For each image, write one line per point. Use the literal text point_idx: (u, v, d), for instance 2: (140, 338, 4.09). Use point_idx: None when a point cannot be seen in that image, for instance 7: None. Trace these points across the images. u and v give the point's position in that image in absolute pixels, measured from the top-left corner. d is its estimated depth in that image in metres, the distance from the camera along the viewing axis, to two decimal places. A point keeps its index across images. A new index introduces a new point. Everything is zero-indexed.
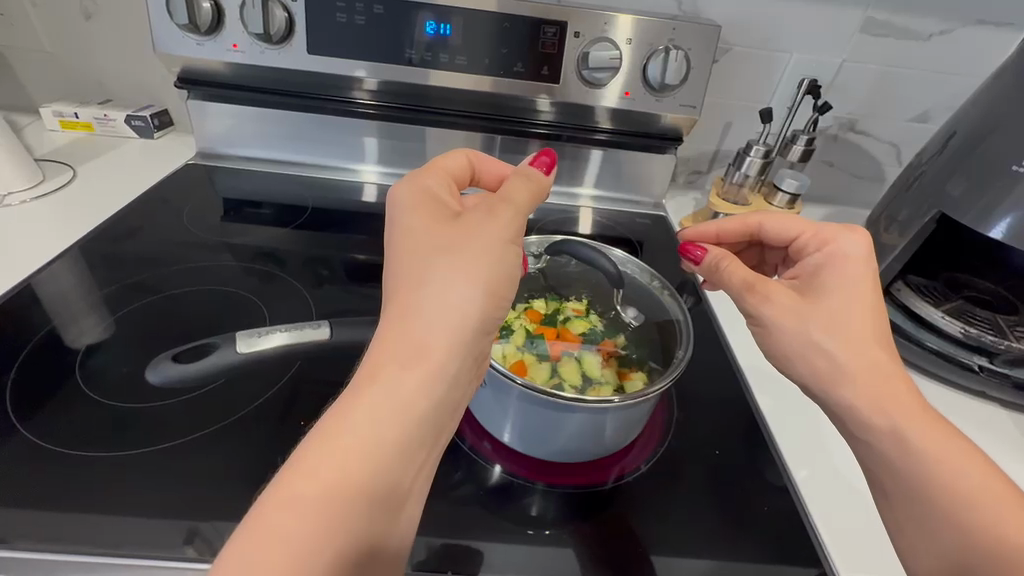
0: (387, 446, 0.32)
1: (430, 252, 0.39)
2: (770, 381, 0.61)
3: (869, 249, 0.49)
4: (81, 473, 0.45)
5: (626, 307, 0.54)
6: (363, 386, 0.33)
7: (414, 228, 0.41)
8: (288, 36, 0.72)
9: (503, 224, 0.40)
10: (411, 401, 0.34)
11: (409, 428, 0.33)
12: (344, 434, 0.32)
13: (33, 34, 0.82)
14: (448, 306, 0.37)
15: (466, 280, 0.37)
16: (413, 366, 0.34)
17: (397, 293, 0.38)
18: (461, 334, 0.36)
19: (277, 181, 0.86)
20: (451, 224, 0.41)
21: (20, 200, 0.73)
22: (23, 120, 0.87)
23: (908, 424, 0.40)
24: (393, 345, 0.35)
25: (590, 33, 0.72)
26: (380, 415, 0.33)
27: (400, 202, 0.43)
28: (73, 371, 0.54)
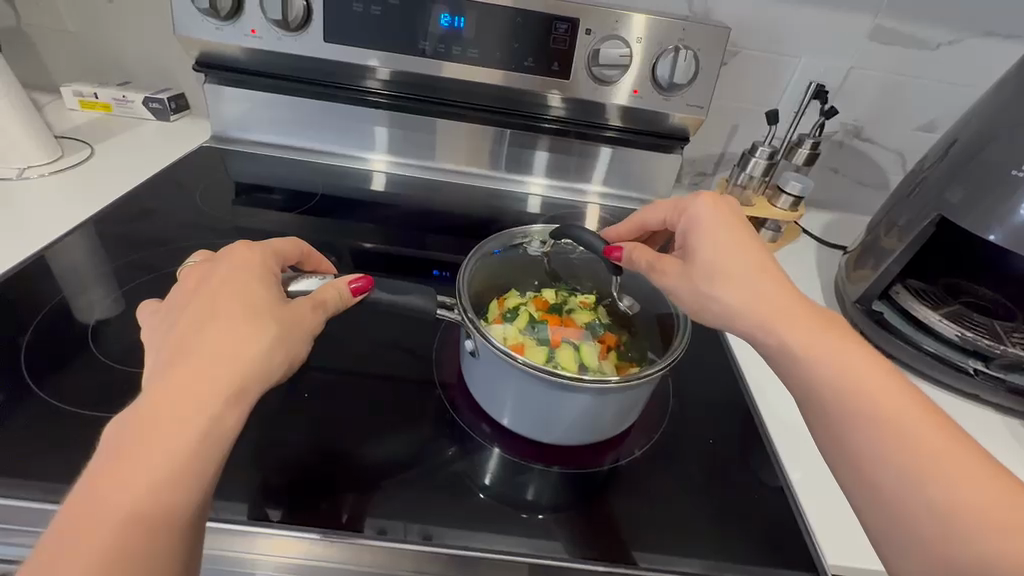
0: (154, 489, 0.31)
1: (220, 307, 0.38)
2: (765, 381, 0.62)
3: (701, 208, 0.48)
4: (89, 440, 0.47)
5: (622, 296, 0.55)
6: (129, 434, 0.32)
7: (206, 284, 0.40)
8: (306, 23, 0.73)
9: (306, 306, 0.42)
10: (181, 440, 0.32)
11: (183, 470, 0.32)
12: (108, 487, 0.31)
13: (58, 15, 0.84)
14: (232, 350, 0.36)
15: (255, 324, 0.38)
16: (185, 401, 0.33)
17: (177, 339, 0.37)
18: (240, 365, 0.36)
19: (287, 167, 0.87)
20: (253, 282, 0.41)
21: (38, 174, 0.74)
22: (43, 99, 0.89)
23: (880, 406, 0.37)
24: (172, 383, 0.34)
25: (601, 30, 0.73)
26: (147, 460, 0.31)
27: (199, 267, 0.42)
28: (88, 342, 0.56)
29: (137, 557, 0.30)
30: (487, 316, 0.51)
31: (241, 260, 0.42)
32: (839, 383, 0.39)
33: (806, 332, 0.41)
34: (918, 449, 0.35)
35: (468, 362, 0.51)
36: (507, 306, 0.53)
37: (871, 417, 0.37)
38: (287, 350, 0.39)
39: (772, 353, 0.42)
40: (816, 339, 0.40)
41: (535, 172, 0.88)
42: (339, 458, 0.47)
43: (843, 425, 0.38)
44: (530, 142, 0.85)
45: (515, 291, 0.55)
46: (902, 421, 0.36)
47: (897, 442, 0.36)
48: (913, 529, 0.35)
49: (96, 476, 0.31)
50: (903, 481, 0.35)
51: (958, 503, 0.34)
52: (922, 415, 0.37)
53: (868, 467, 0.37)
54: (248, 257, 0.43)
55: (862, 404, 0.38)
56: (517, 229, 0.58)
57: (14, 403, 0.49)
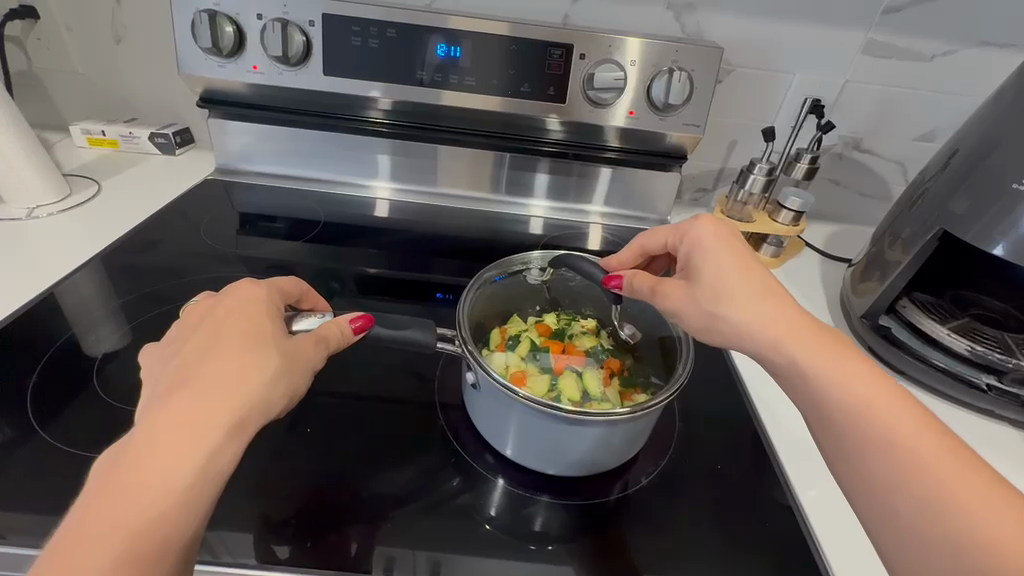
0: (144, 526, 0.31)
1: (222, 339, 0.38)
2: (772, 398, 0.61)
3: (707, 229, 0.47)
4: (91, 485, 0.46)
5: (623, 324, 0.55)
6: (120, 468, 0.32)
7: (211, 315, 0.40)
8: (306, 58, 0.75)
9: (308, 341, 0.42)
10: (174, 478, 0.32)
11: (175, 508, 0.32)
12: (96, 521, 0.30)
13: (67, 57, 0.87)
14: (229, 384, 0.36)
15: (258, 357, 0.38)
16: (180, 435, 0.33)
17: (175, 372, 0.37)
18: (237, 398, 0.36)
19: (290, 196, 0.88)
20: (257, 316, 0.41)
21: (47, 213, 0.75)
22: (53, 138, 0.91)
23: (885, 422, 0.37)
24: (168, 417, 0.34)
25: (595, 54, 0.74)
26: (140, 496, 0.31)
27: (206, 299, 0.43)
28: (93, 381, 0.56)
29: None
30: (489, 344, 0.51)
31: (246, 294, 0.42)
32: (844, 397, 0.38)
33: (810, 345, 0.40)
34: (927, 467, 0.35)
35: (469, 391, 0.51)
36: (508, 333, 0.53)
37: (882, 440, 0.36)
38: (287, 386, 0.39)
39: (782, 369, 0.41)
40: (818, 352, 0.40)
41: (535, 194, 0.89)
42: (343, 490, 0.47)
43: (851, 440, 0.37)
44: (529, 165, 0.86)
45: (517, 317, 0.55)
46: (910, 441, 0.36)
47: (903, 457, 0.35)
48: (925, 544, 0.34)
49: (88, 510, 0.31)
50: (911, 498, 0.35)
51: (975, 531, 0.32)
52: (931, 436, 0.36)
53: (882, 484, 0.36)
54: (255, 289, 0.43)
55: (871, 419, 0.37)
56: (516, 255, 0.58)
57: (21, 444, 0.49)
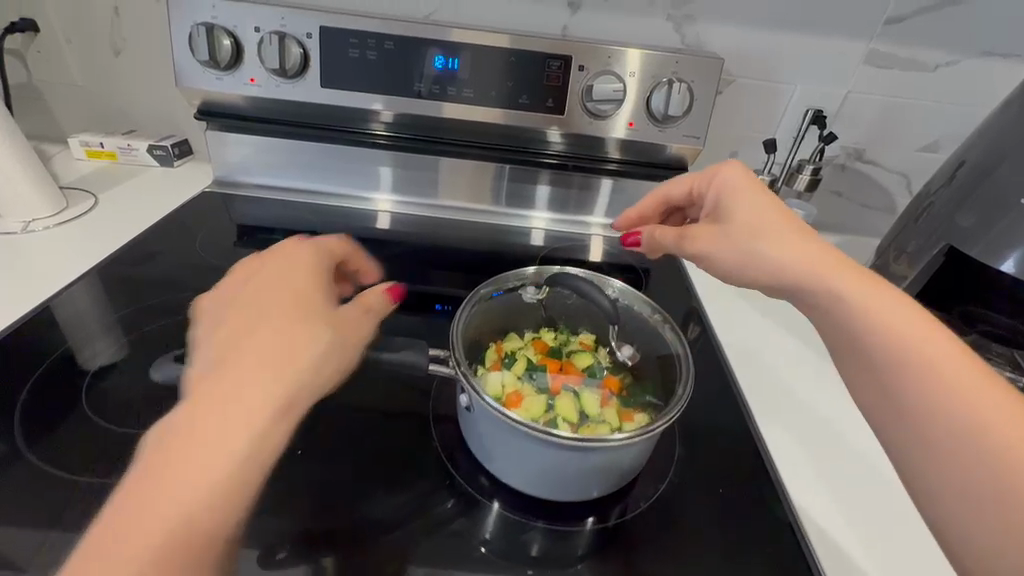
0: (210, 476, 0.33)
1: (283, 305, 0.42)
2: (772, 413, 0.60)
3: (740, 172, 0.51)
4: (77, 506, 0.45)
5: (622, 345, 0.53)
6: (196, 412, 0.35)
7: (262, 290, 0.44)
8: (303, 70, 0.74)
9: (358, 311, 0.46)
10: (243, 426, 0.35)
11: (245, 450, 0.34)
12: (166, 471, 0.33)
13: (67, 69, 0.87)
14: (291, 347, 0.39)
15: (317, 323, 0.42)
16: (253, 385, 0.36)
17: (238, 332, 0.40)
18: (300, 358, 0.39)
19: (288, 208, 0.87)
20: (310, 283, 0.45)
21: (44, 227, 0.75)
22: (51, 150, 0.90)
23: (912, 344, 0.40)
24: (240, 371, 0.37)
25: (594, 66, 0.73)
26: (215, 436, 0.34)
27: (261, 264, 0.47)
28: (81, 401, 0.54)
29: (186, 541, 0.31)
30: (485, 362, 0.50)
31: (297, 263, 0.47)
32: (878, 322, 0.41)
33: (845, 274, 0.44)
34: (957, 387, 0.38)
35: (462, 412, 0.49)
36: (504, 351, 0.52)
37: (911, 362, 0.40)
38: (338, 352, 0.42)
39: (823, 303, 0.44)
40: (853, 281, 0.43)
41: (536, 206, 0.88)
42: (335, 513, 0.45)
43: (881, 361, 0.41)
44: (530, 177, 0.86)
45: (514, 334, 0.54)
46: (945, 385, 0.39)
47: (933, 377, 0.39)
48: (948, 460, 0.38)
49: (155, 462, 0.33)
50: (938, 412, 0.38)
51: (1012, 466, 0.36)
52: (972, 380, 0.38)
53: (912, 403, 0.39)
54: (306, 265, 0.47)
55: (901, 343, 0.40)
56: (511, 272, 0.57)
57: (7, 465, 0.48)
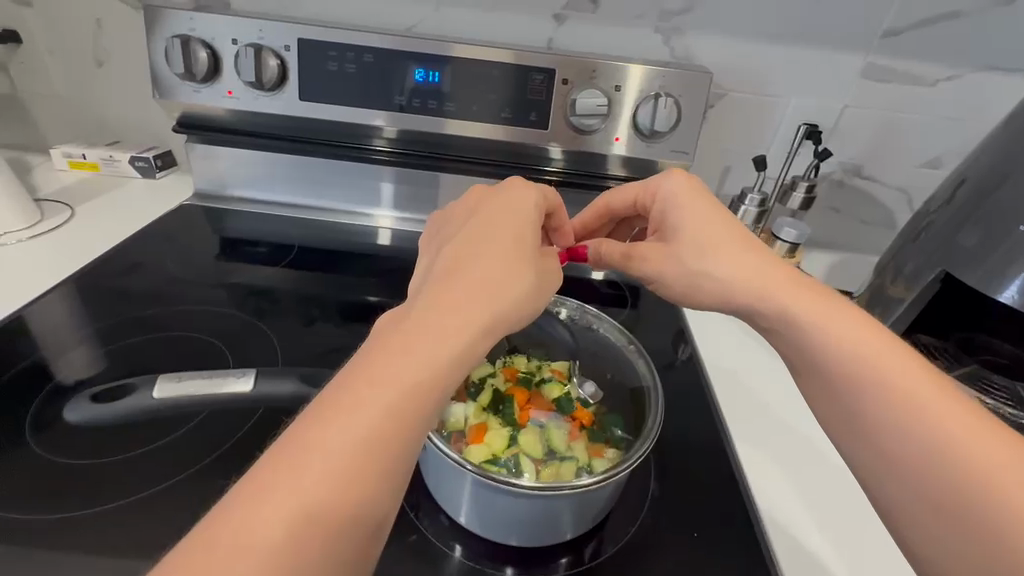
0: (374, 428, 0.29)
1: (495, 241, 0.37)
2: (757, 446, 0.56)
3: (685, 179, 0.50)
4: (14, 538, 0.42)
5: (584, 382, 0.50)
6: (384, 343, 0.31)
7: (485, 231, 0.38)
8: (281, 83, 0.73)
9: (554, 263, 0.41)
10: (431, 362, 0.31)
11: (427, 389, 0.30)
12: (333, 414, 0.29)
13: (51, 81, 0.86)
14: (489, 291, 0.34)
15: (519, 263, 0.37)
16: (443, 319, 0.32)
17: (440, 263, 0.36)
18: (494, 298, 0.34)
19: (269, 221, 0.85)
20: (531, 223, 0.40)
21: (16, 240, 0.73)
22: (34, 161, 0.89)
23: (860, 352, 0.39)
24: (433, 301, 0.33)
25: (579, 80, 0.71)
26: (400, 367, 0.30)
27: (471, 198, 0.43)
28: (24, 428, 0.51)
29: (344, 497, 0.28)
30: None
31: (523, 199, 0.41)
32: (824, 333, 0.41)
33: (790, 288, 0.43)
34: (914, 396, 0.37)
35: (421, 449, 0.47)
36: (471, 379, 0.48)
37: (857, 372, 0.39)
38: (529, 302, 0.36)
39: (770, 318, 0.43)
40: (795, 296, 0.42)
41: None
42: None
43: (835, 372, 0.40)
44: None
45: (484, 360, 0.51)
46: (888, 385, 0.38)
47: (886, 385, 0.38)
48: (899, 468, 0.37)
49: (322, 402, 0.30)
50: (874, 419, 0.38)
51: (956, 462, 0.35)
52: (910, 377, 0.38)
53: (859, 409, 0.39)
54: (527, 209, 0.41)
55: (848, 354, 0.40)
56: None
57: None
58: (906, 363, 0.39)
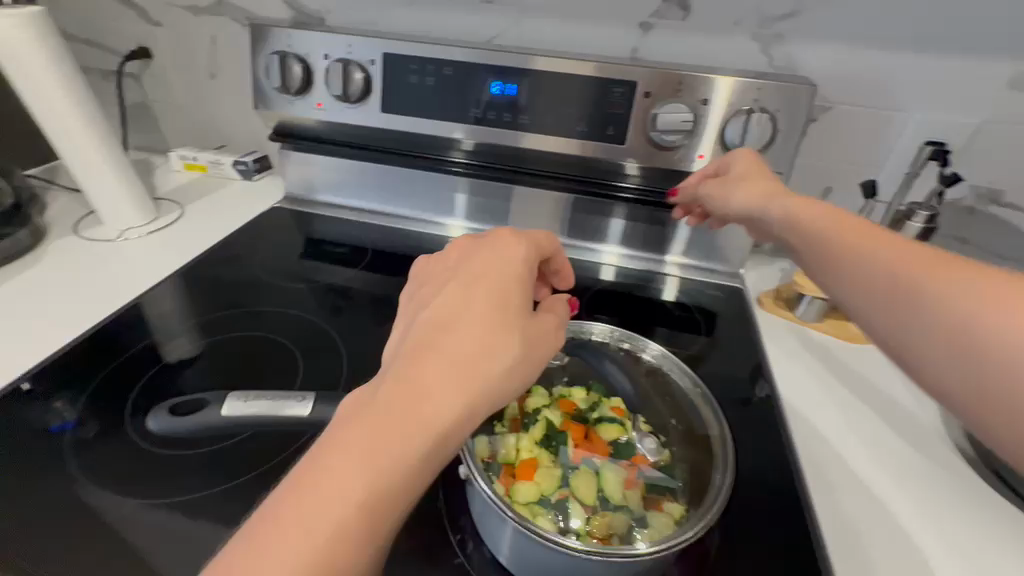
0: (347, 517, 0.30)
1: (479, 305, 0.37)
2: (841, 510, 0.49)
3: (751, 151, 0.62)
4: (110, 517, 0.47)
5: (643, 436, 0.47)
6: (358, 422, 0.32)
7: (465, 293, 0.37)
8: (365, 95, 0.76)
9: (548, 322, 0.40)
10: (406, 447, 0.31)
11: (403, 476, 0.31)
12: (293, 505, 0.30)
13: (173, 91, 0.96)
14: (469, 367, 0.34)
15: (505, 332, 0.36)
16: (417, 402, 0.32)
17: (420, 329, 0.36)
18: (476, 375, 0.34)
19: (348, 225, 0.90)
20: (520, 282, 0.39)
21: (136, 235, 0.83)
22: (156, 161, 1.00)
23: (857, 234, 0.44)
24: (410, 379, 0.33)
25: (662, 93, 0.67)
26: (374, 455, 0.31)
27: (459, 247, 0.42)
28: (129, 413, 0.57)
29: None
30: (503, 416, 0.46)
31: (512, 255, 0.40)
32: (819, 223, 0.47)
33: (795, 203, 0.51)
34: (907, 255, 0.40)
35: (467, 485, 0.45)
36: (526, 408, 0.48)
37: (850, 243, 0.44)
38: (513, 373, 0.36)
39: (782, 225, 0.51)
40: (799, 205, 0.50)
41: (609, 239, 0.82)
42: None
43: (832, 247, 0.45)
44: (602, 210, 0.80)
45: (541, 388, 0.50)
46: (889, 265, 0.41)
47: (877, 251, 0.42)
48: (903, 311, 0.39)
49: (284, 488, 0.30)
50: (872, 276, 0.41)
51: (953, 294, 0.37)
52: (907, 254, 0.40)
53: (858, 271, 0.42)
54: (521, 265, 0.40)
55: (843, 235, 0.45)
56: None
57: (60, 467, 0.51)
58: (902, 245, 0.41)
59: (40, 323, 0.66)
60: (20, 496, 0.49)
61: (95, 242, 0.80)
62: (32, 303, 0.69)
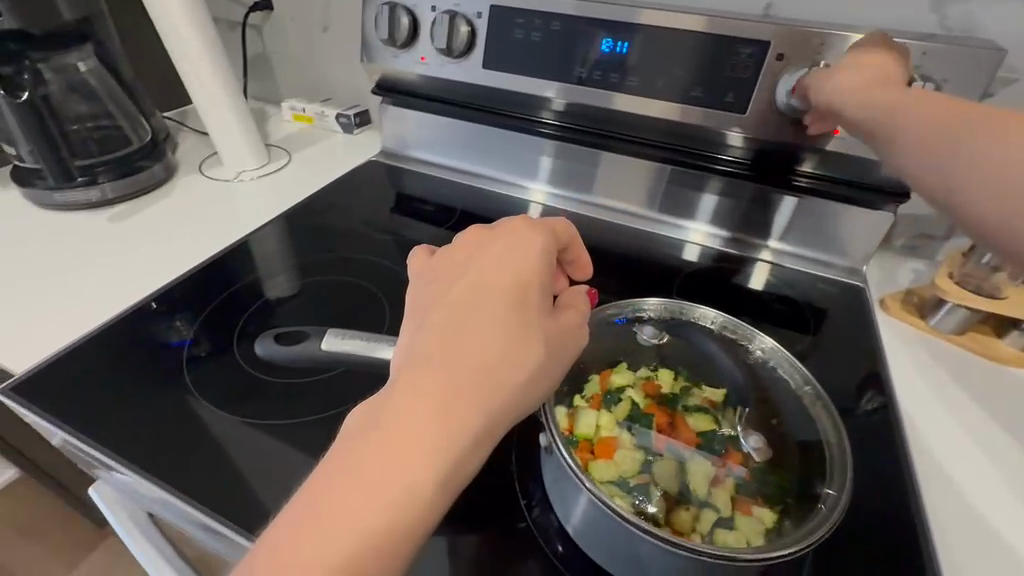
0: (370, 541, 0.28)
1: (494, 308, 0.35)
2: (966, 548, 0.43)
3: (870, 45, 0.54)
4: (216, 429, 0.52)
5: (748, 432, 0.42)
6: (372, 439, 0.30)
7: (478, 293, 0.35)
8: (468, 50, 0.74)
9: (572, 318, 0.37)
10: (429, 464, 0.30)
11: (427, 496, 0.29)
12: (310, 529, 0.28)
13: (289, 42, 1.01)
14: (489, 375, 0.32)
15: (524, 336, 0.34)
16: (435, 416, 0.30)
17: (430, 337, 0.34)
18: (495, 382, 0.32)
19: (439, 183, 0.90)
20: (537, 281, 0.37)
21: (249, 178, 0.89)
22: (270, 111, 1.07)
23: (916, 111, 0.45)
24: (424, 390, 0.31)
25: (798, 55, 0.59)
26: (395, 474, 0.29)
27: (466, 245, 0.40)
28: (236, 339, 0.62)
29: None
30: (585, 390, 0.44)
31: (524, 251, 0.38)
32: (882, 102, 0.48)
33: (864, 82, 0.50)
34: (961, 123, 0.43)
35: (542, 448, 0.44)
36: (609, 384, 0.45)
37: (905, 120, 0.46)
38: (537, 375, 0.34)
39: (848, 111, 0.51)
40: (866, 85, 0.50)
41: (697, 216, 0.76)
42: None
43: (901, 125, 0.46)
44: (697, 183, 0.74)
45: (625, 366, 0.47)
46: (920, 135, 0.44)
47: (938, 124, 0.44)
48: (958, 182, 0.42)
49: (299, 517, 0.29)
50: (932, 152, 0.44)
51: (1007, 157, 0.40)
52: (936, 106, 0.45)
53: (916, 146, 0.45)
54: (537, 260, 0.37)
55: (904, 112, 0.46)
56: (628, 298, 0.49)
57: (178, 379, 0.57)
58: (934, 109, 0.45)
59: (169, 250, 0.74)
60: (148, 399, 0.55)
61: (215, 181, 0.88)
62: (163, 231, 0.77)
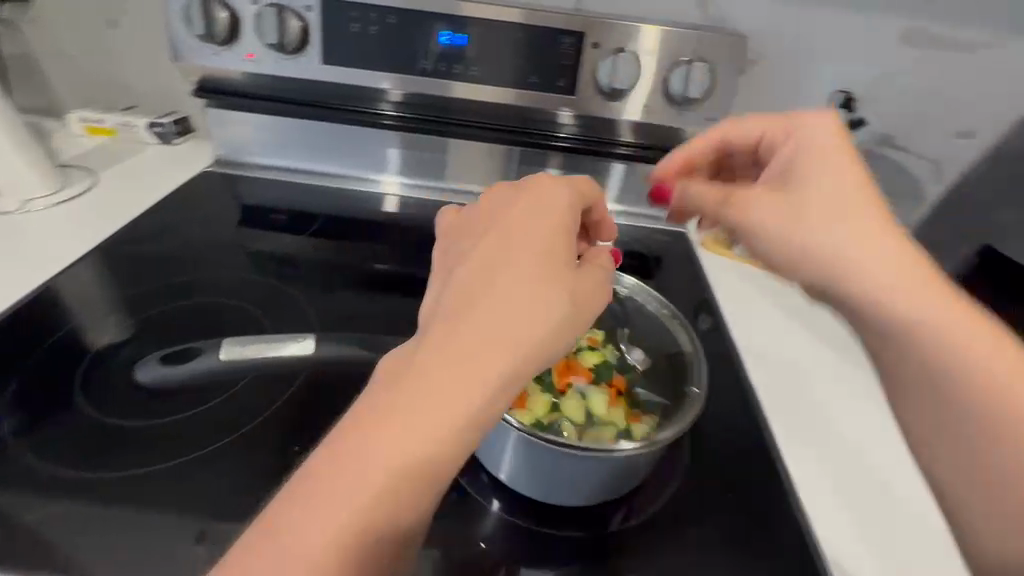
0: (398, 470, 0.30)
1: (517, 258, 0.35)
2: (787, 408, 0.57)
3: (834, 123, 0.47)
4: (70, 497, 0.44)
5: (631, 349, 0.52)
6: (404, 380, 0.32)
7: (505, 244, 0.36)
8: (302, 45, 0.71)
9: (595, 275, 0.38)
10: (456, 407, 0.31)
11: (453, 435, 0.31)
12: (347, 454, 0.31)
13: (65, 43, 0.84)
14: (513, 325, 0.33)
15: (547, 288, 0.35)
16: (462, 362, 0.32)
17: (457, 286, 0.35)
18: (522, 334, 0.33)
19: (288, 186, 0.84)
20: (559, 235, 0.37)
21: (40, 206, 0.73)
22: (50, 126, 0.88)
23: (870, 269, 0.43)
24: (453, 338, 0.32)
25: (609, 43, 0.69)
26: (422, 413, 0.31)
27: (492, 196, 0.41)
28: (72, 393, 0.52)
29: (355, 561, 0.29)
30: None
31: (546, 205, 0.38)
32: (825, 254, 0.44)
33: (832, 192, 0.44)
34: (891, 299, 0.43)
35: None
36: None
37: (844, 271, 0.44)
38: (563, 335, 0.35)
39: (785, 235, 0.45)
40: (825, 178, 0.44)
41: None
42: None
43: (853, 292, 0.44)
44: (540, 160, 0.80)
45: None
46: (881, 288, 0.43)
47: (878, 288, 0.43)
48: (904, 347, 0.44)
49: (337, 442, 0.31)
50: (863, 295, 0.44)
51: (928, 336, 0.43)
52: (869, 236, 0.43)
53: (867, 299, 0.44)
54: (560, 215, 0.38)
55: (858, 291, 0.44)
56: None
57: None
58: (893, 268, 0.43)
59: None
60: None
61: None
62: None
